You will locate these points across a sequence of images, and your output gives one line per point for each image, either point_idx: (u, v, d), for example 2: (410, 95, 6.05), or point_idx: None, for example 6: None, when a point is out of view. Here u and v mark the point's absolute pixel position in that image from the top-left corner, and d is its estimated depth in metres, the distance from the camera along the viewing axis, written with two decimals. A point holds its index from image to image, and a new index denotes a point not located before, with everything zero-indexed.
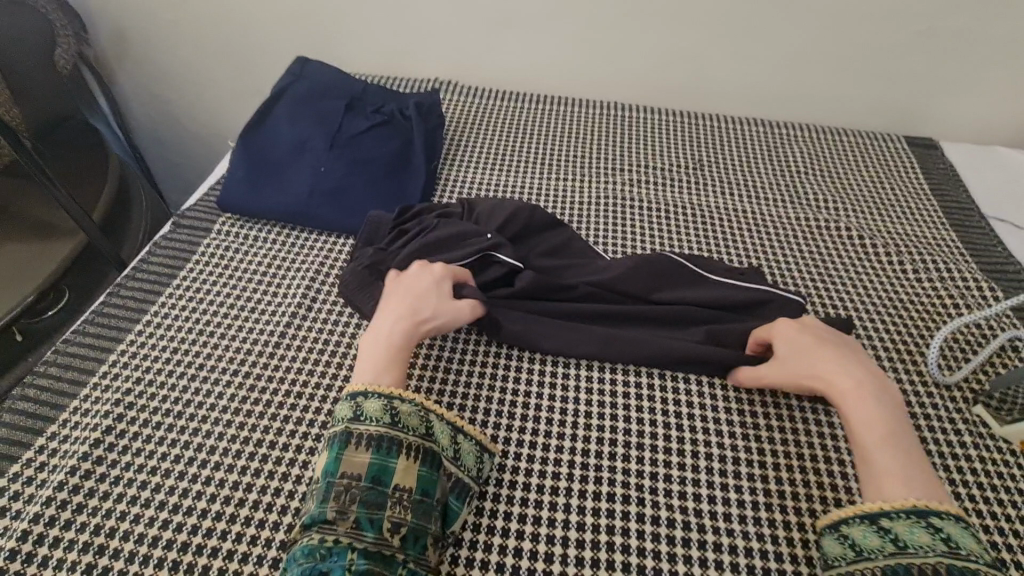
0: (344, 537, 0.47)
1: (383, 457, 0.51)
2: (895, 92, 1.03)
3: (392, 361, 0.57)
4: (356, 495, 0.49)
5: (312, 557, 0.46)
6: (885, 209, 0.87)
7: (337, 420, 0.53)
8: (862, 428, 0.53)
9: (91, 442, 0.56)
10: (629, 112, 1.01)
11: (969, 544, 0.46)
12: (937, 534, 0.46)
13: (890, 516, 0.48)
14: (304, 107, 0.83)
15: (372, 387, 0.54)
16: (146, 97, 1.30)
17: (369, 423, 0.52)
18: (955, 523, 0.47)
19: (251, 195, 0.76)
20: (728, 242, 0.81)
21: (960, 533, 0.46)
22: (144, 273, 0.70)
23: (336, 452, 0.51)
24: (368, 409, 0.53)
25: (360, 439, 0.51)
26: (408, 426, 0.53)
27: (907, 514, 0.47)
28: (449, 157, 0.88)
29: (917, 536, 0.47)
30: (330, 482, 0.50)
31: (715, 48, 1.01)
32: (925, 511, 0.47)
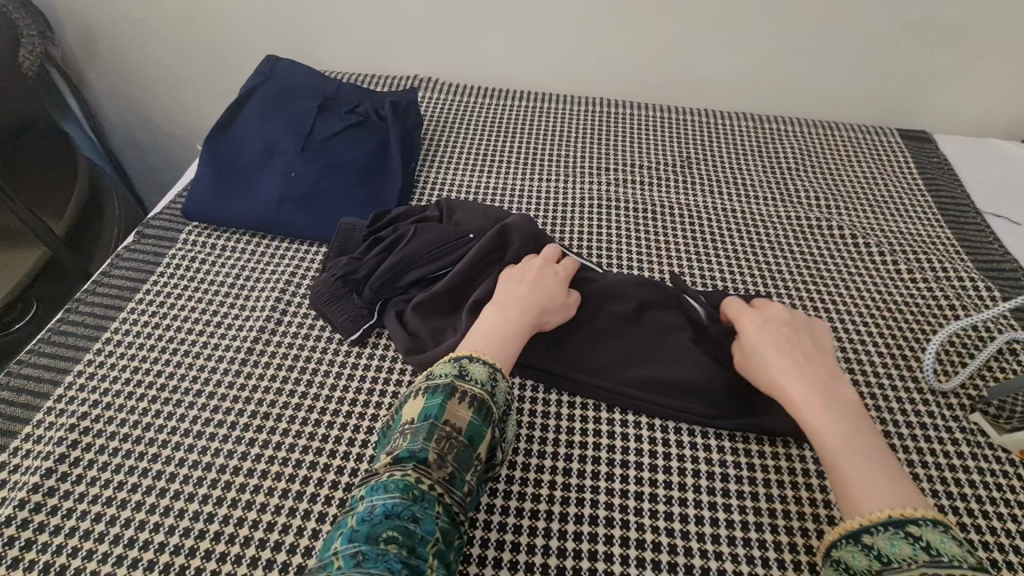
0: (435, 486, 0.44)
1: (481, 422, 0.48)
2: (888, 84, 1.00)
3: (508, 341, 0.55)
4: (454, 447, 0.46)
5: (405, 495, 0.43)
6: (878, 206, 0.84)
7: (439, 374, 0.50)
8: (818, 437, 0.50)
9: (43, 471, 0.53)
10: (614, 108, 0.98)
11: (950, 549, 0.42)
12: (918, 544, 0.42)
13: (870, 531, 0.44)
14: (273, 108, 0.80)
15: (477, 354, 0.52)
16: (119, 98, 1.25)
17: (475, 384, 0.50)
18: (933, 529, 0.43)
19: (218, 202, 0.72)
20: (716, 244, 0.78)
21: (940, 538, 0.42)
22: (104, 288, 0.67)
23: (441, 399, 0.48)
24: (475, 372, 0.50)
25: (466, 396, 0.49)
26: (498, 400, 0.50)
27: (884, 525, 0.44)
28: (428, 159, 0.85)
29: (898, 548, 0.42)
30: (430, 425, 0.47)
31: (703, 41, 0.98)
32: (902, 518, 0.43)
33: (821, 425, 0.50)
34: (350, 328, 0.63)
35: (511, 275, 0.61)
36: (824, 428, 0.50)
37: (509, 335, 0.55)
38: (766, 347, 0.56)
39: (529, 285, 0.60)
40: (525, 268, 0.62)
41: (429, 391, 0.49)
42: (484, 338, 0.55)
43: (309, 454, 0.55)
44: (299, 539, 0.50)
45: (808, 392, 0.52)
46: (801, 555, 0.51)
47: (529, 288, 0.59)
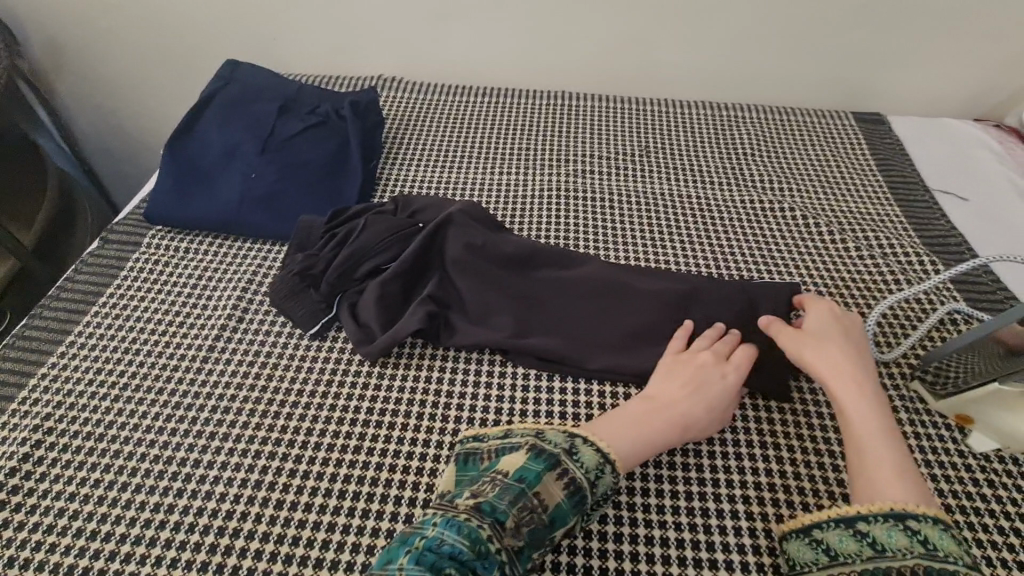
0: (502, 551, 0.43)
1: (571, 508, 0.47)
2: (841, 68, 1.02)
3: (648, 444, 0.53)
4: (534, 520, 0.45)
5: (473, 547, 0.42)
6: (829, 187, 0.86)
7: (550, 441, 0.50)
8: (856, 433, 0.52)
9: (7, 470, 0.54)
10: (576, 101, 1.00)
11: (946, 545, 0.44)
12: (916, 537, 0.45)
13: (868, 521, 0.47)
14: (234, 112, 0.81)
15: (595, 437, 0.51)
16: (88, 107, 1.26)
17: (581, 467, 0.49)
18: (931, 524, 0.45)
19: (180, 206, 0.73)
20: (672, 229, 0.80)
21: (937, 534, 0.45)
22: (69, 292, 0.68)
23: (542, 468, 0.48)
24: (585, 454, 0.50)
25: (565, 474, 0.48)
26: (598, 489, 0.49)
27: (885, 517, 0.46)
28: (389, 156, 0.87)
29: (894, 538, 0.45)
30: (521, 486, 0.46)
31: (657, 32, 1.00)
32: (903, 513, 0.46)
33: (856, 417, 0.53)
34: (309, 322, 0.65)
35: (677, 367, 0.58)
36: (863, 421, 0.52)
37: (650, 432, 0.53)
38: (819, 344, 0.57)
39: (688, 386, 0.56)
40: (683, 358, 0.59)
41: (533, 453, 0.49)
42: (632, 430, 0.53)
43: (269, 445, 0.57)
44: (258, 526, 0.51)
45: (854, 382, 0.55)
46: (743, 521, 0.53)
47: (687, 392, 0.56)
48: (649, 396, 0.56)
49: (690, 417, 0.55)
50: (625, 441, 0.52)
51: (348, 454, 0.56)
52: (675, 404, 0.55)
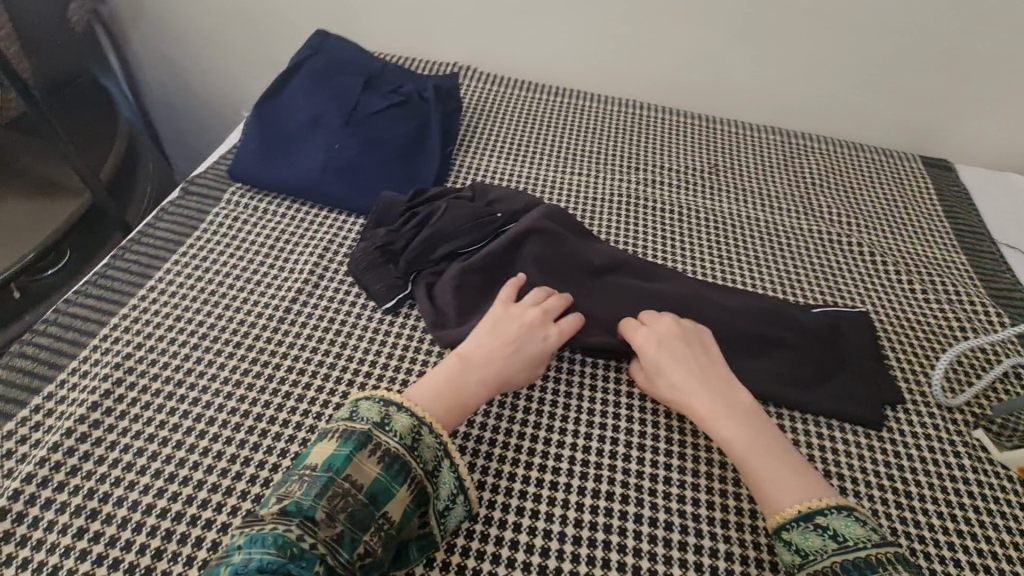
0: (318, 544, 0.44)
1: (389, 479, 0.48)
2: (914, 111, 1.03)
3: (456, 404, 0.55)
4: (350, 504, 0.46)
5: (281, 552, 0.42)
6: (896, 227, 0.86)
7: (363, 417, 0.50)
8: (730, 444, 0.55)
9: (89, 405, 0.55)
10: (647, 110, 1.00)
11: (854, 532, 0.48)
12: (827, 534, 0.48)
13: (787, 527, 0.49)
14: (321, 81, 0.82)
15: (408, 403, 0.52)
16: (158, 60, 1.27)
17: (391, 436, 0.50)
18: (839, 516, 0.49)
19: (263, 167, 0.74)
20: (739, 249, 0.80)
21: (845, 524, 0.48)
22: (150, 239, 0.69)
23: (348, 451, 0.48)
24: (397, 422, 0.51)
25: (378, 449, 0.49)
26: (418, 456, 0.50)
27: (797, 521, 0.49)
28: (465, 144, 0.87)
29: (811, 540, 0.48)
30: (327, 478, 0.47)
31: (737, 53, 1.00)
32: (811, 512, 0.49)
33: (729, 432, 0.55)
34: (385, 296, 0.65)
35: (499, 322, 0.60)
36: (732, 436, 0.55)
37: (462, 394, 0.55)
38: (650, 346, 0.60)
39: (505, 346, 0.58)
40: (500, 317, 0.60)
41: (342, 437, 0.49)
42: (433, 390, 0.55)
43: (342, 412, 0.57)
44: None
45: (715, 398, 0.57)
46: None
47: (506, 352, 0.58)
48: (463, 356, 0.57)
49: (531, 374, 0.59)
50: (443, 402, 0.54)
51: None
52: (491, 365, 0.57)
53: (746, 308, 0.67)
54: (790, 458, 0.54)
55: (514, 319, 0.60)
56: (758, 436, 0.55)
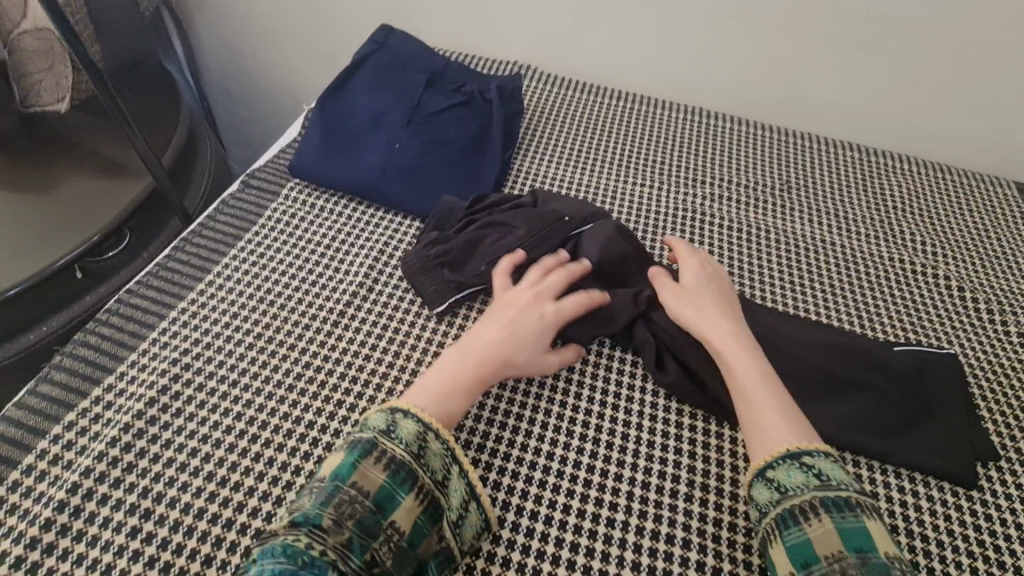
0: (328, 552, 0.43)
1: (395, 485, 0.47)
2: (1013, 135, 0.94)
3: (455, 394, 0.54)
4: (357, 511, 0.45)
5: (291, 561, 0.41)
6: (988, 260, 0.79)
7: (369, 427, 0.49)
8: (735, 375, 0.56)
9: (146, 400, 0.55)
10: (715, 120, 0.95)
11: (838, 475, 0.49)
12: (811, 472, 0.49)
13: (773, 466, 0.50)
14: (384, 78, 0.80)
15: (413, 409, 0.51)
16: (220, 47, 1.29)
17: (399, 443, 0.49)
18: (824, 459, 0.50)
19: (323, 164, 0.73)
20: (812, 276, 0.75)
21: (829, 467, 0.49)
22: (209, 232, 0.69)
23: (354, 459, 0.47)
24: (403, 429, 0.49)
25: (384, 456, 0.48)
26: (426, 462, 0.49)
27: (783, 459, 0.50)
28: (525, 148, 0.85)
29: (793, 478, 0.49)
30: (335, 486, 0.46)
31: (818, 63, 0.94)
32: (798, 452, 0.50)
33: (737, 365, 0.56)
34: (436, 301, 0.63)
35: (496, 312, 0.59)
36: (740, 367, 0.56)
37: (458, 382, 0.54)
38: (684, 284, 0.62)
39: (504, 328, 0.57)
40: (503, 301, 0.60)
41: (348, 446, 0.48)
42: (435, 386, 0.54)
43: None
44: None
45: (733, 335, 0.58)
46: None
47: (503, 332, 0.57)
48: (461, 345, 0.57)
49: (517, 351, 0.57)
50: (442, 398, 0.53)
51: (471, 451, 0.57)
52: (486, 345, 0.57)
53: (822, 342, 0.62)
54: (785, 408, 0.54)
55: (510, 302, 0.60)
56: (765, 376, 0.55)
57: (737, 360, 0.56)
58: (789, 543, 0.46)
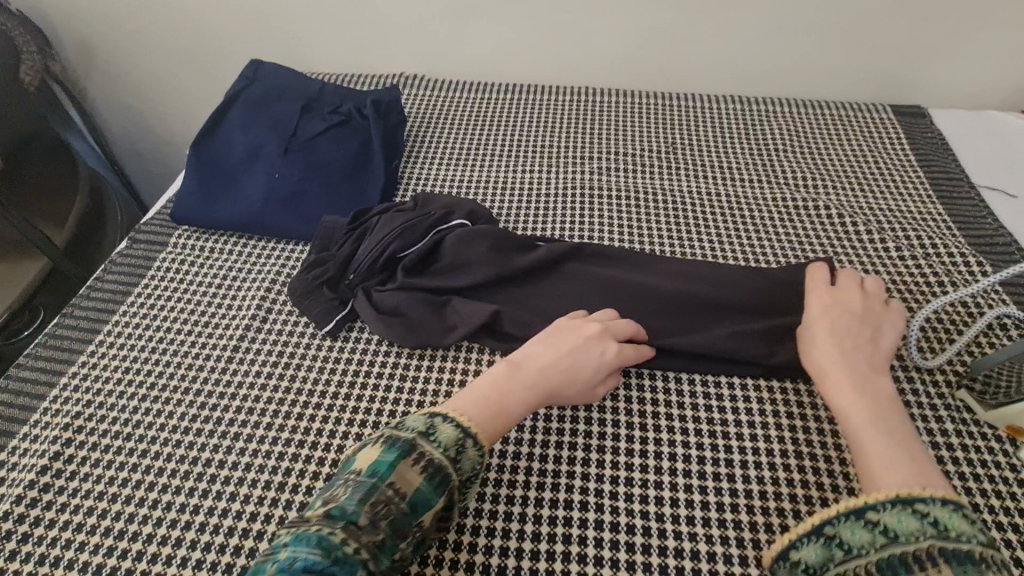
0: (361, 549, 0.41)
1: (431, 489, 0.46)
2: (879, 61, 0.98)
3: (500, 411, 0.53)
4: (391, 511, 0.44)
5: (326, 554, 0.40)
6: (865, 183, 0.83)
7: (409, 427, 0.48)
8: (847, 416, 0.51)
9: (38, 469, 0.54)
10: (599, 96, 0.98)
11: (958, 525, 0.41)
12: (926, 519, 0.42)
13: (875, 508, 0.43)
14: (258, 112, 0.81)
15: (455, 414, 0.50)
16: (118, 108, 1.28)
17: (439, 448, 0.48)
18: (943, 507, 0.42)
19: (205, 206, 0.74)
20: (701, 228, 0.78)
21: (949, 515, 0.42)
22: (97, 292, 0.69)
23: (394, 457, 0.46)
24: (443, 432, 0.48)
25: (421, 457, 0.47)
26: (461, 466, 0.48)
27: (892, 502, 0.43)
28: (412, 155, 0.86)
29: (906, 524, 0.42)
30: (372, 482, 0.45)
31: (686, 25, 0.97)
32: (911, 498, 0.43)
33: (850, 410, 0.51)
34: (325, 319, 0.64)
35: (553, 336, 0.58)
36: (853, 410, 0.51)
37: (505, 402, 0.53)
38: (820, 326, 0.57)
39: (558, 355, 0.56)
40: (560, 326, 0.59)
41: (387, 443, 0.47)
42: (476, 395, 0.53)
43: (293, 446, 0.56)
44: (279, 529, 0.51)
45: (850, 378, 0.53)
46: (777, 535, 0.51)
47: (558, 359, 0.56)
48: (514, 363, 0.56)
49: (564, 381, 0.56)
50: (488, 414, 0.52)
51: None
52: (541, 373, 0.55)
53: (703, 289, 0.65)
54: (891, 427, 0.49)
55: (575, 330, 0.58)
56: (885, 420, 0.50)
57: (844, 400, 0.52)
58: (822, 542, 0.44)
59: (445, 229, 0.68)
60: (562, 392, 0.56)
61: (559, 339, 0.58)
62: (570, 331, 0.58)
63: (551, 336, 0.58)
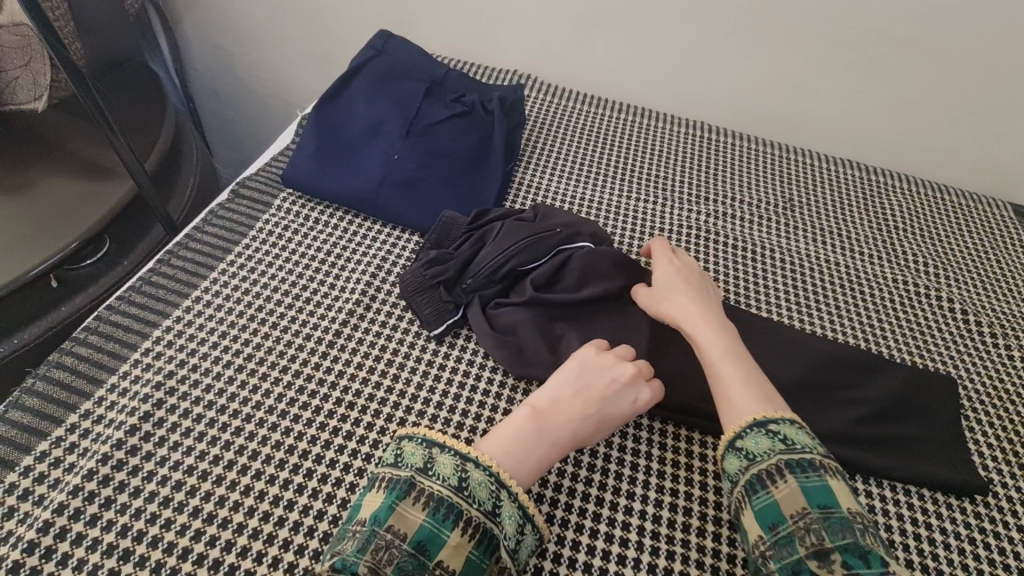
0: None
1: (436, 525, 0.43)
2: (1009, 156, 0.95)
3: (537, 458, 0.49)
4: (395, 557, 0.42)
5: None
6: (988, 281, 0.79)
7: (406, 462, 0.46)
8: (705, 354, 0.56)
9: (127, 428, 0.51)
10: (717, 134, 0.94)
11: (801, 439, 0.48)
12: (776, 437, 0.48)
13: (740, 435, 0.49)
14: (382, 86, 0.77)
15: (452, 441, 0.47)
16: (209, 47, 1.24)
17: (437, 480, 0.45)
18: (790, 426, 0.49)
19: (317, 175, 0.70)
20: (818, 297, 0.74)
21: (795, 432, 0.48)
22: (196, 245, 0.65)
23: (392, 500, 0.44)
24: (440, 464, 0.46)
25: (422, 495, 0.44)
26: (471, 495, 0.45)
27: (750, 426, 0.49)
28: (527, 161, 0.82)
29: (760, 443, 0.48)
30: (372, 531, 0.43)
31: (819, 81, 0.94)
32: (765, 420, 0.49)
33: (708, 346, 0.56)
34: (434, 322, 0.61)
35: (576, 375, 0.54)
36: (709, 347, 0.56)
37: (535, 448, 0.49)
38: (683, 275, 0.63)
39: (585, 398, 0.52)
40: (587, 362, 0.54)
41: (387, 486, 0.45)
42: (504, 440, 0.49)
43: None
44: None
45: (708, 320, 0.58)
46: None
47: (585, 404, 0.52)
48: (537, 409, 0.51)
49: (594, 425, 0.52)
50: (520, 458, 0.48)
51: None
52: (571, 417, 0.51)
53: (833, 366, 0.63)
54: (743, 362, 0.55)
55: (597, 367, 0.54)
56: (736, 354, 0.55)
57: (703, 337, 0.57)
58: (756, 506, 0.46)
59: (568, 249, 0.64)
60: (595, 435, 0.52)
61: (585, 378, 0.53)
62: (595, 368, 0.54)
63: (583, 376, 0.54)
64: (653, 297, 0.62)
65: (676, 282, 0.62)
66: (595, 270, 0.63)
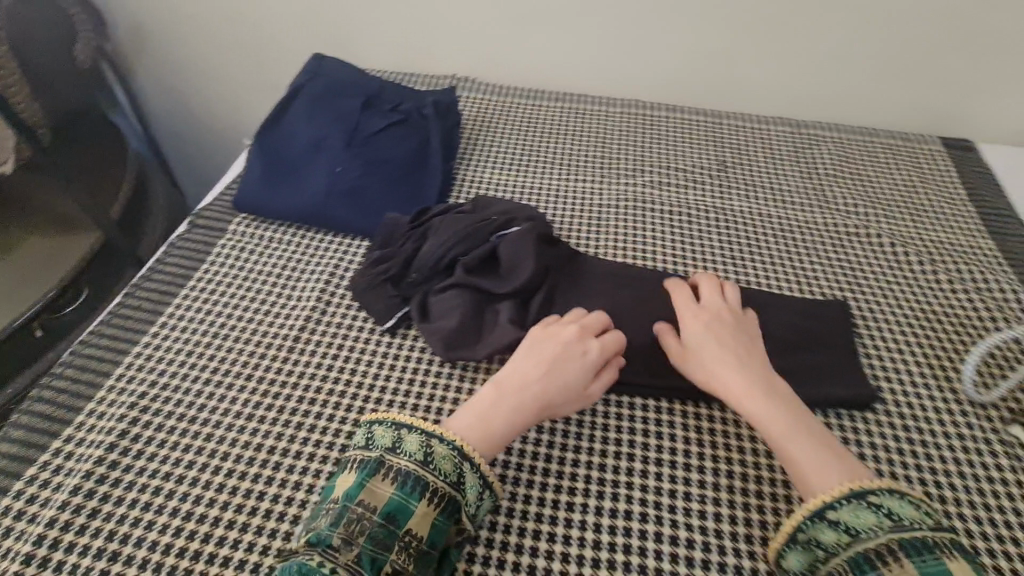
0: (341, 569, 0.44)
1: (404, 498, 0.47)
2: (929, 93, 0.99)
3: (498, 426, 0.53)
4: (366, 528, 0.46)
5: None
6: (914, 213, 0.83)
7: (376, 444, 0.50)
8: (761, 424, 0.53)
9: (107, 445, 0.55)
10: (649, 110, 0.99)
11: (909, 513, 0.45)
12: (881, 511, 0.45)
13: (835, 507, 0.46)
14: (320, 105, 0.82)
15: (418, 422, 0.51)
16: (164, 91, 1.29)
17: (405, 457, 0.49)
18: (892, 497, 0.46)
19: (266, 196, 0.75)
20: (752, 248, 0.78)
21: (899, 505, 0.45)
22: (158, 275, 0.70)
23: (363, 478, 0.48)
24: (407, 443, 0.50)
25: (391, 472, 0.48)
26: (435, 469, 0.49)
27: (848, 499, 0.46)
28: (466, 158, 0.87)
29: (863, 519, 0.45)
30: (345, 507, 0.47)
31: (739, 46, 0.98)
32: (862, 491, 0.46)
33: (762, 414, 0.53)
34: (385, 316, 0.65)
35: (532, 349, 0.57)
36: (763, 417, 0.53)
37: (496, 418, 0.53)
38: (710, 330, 0.59)
39: (540, 367, 0.56)
40: (540, 336, 0.58)
41: (359, 466, 0.49)
42: (469, 417, 0.53)
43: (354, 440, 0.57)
44: None
45: (754, 385, 0.55)
46: None
47: (541, 372, 0.55)
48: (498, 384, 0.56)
49: (552, 391, 0.55)
50: (482, 432, 0.52)
51: None
52: (529, 386, 0.55)
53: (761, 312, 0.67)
54: (807, 428, 0.52)
55: (549, 339, 0.58)
56: (796, 417, 0.53)
57: (754, 404, 0.54)
58: None
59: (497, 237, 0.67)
60: (557, 400, 0.55)
61: (540, 350, 0.57)
62: (550, 341, 0.58)
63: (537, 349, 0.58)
64: (687, 361, 0.58)
65: (712, 341, 0.58)
66: (521, 252, 0.66)
